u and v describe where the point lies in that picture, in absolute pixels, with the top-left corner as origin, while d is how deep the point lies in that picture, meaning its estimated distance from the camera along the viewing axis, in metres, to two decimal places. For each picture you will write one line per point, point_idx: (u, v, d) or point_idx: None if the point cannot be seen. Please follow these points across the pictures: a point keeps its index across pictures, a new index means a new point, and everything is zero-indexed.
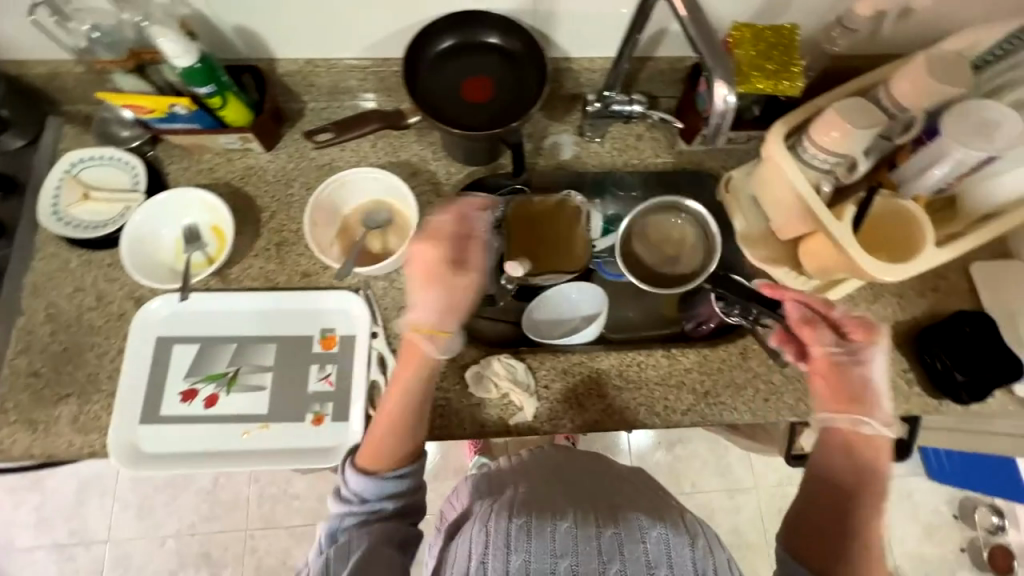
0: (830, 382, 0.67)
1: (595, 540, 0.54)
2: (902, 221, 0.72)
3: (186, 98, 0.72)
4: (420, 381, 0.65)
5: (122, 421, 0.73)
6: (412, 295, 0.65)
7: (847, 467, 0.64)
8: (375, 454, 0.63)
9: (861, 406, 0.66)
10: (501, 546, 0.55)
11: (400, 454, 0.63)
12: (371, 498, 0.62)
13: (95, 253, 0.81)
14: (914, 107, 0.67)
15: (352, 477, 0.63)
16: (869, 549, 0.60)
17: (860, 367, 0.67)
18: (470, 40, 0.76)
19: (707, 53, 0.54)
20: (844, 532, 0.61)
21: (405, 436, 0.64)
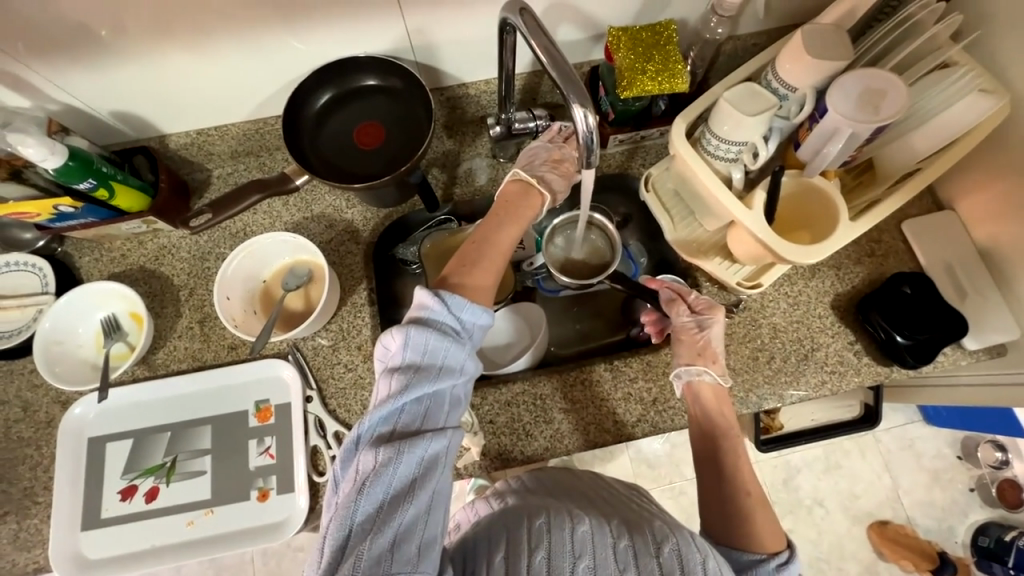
0: (687, 348, 0.73)
1: (611, 549, 0.55)
2: (813, 197, 0.71)
3: (68, 196, 0.71)
4: (520, 235, 0.69)
5: (59, 532, 0.72)
6: (549, 169, 0.75)
7: (695, 423, 0.69)
8: (466, 285, 0.62)
9: (707, 357, 0.71)
10: (523, 543, 0.55)
11: (482, 294, 0.62)
12: (447, 356, 0.55)
13: (14, 362, 0.79)
14: (801, 86, 0.66)
15: (454, 298, 0.57)
16: (750, 497, 0.61)
17: (707, 332, 0.72)
18: (348, 88, 0.75)
19: (559, 77, 0.53)
20: (725, 494, 0.62)
21: (492, 277, 0.64)
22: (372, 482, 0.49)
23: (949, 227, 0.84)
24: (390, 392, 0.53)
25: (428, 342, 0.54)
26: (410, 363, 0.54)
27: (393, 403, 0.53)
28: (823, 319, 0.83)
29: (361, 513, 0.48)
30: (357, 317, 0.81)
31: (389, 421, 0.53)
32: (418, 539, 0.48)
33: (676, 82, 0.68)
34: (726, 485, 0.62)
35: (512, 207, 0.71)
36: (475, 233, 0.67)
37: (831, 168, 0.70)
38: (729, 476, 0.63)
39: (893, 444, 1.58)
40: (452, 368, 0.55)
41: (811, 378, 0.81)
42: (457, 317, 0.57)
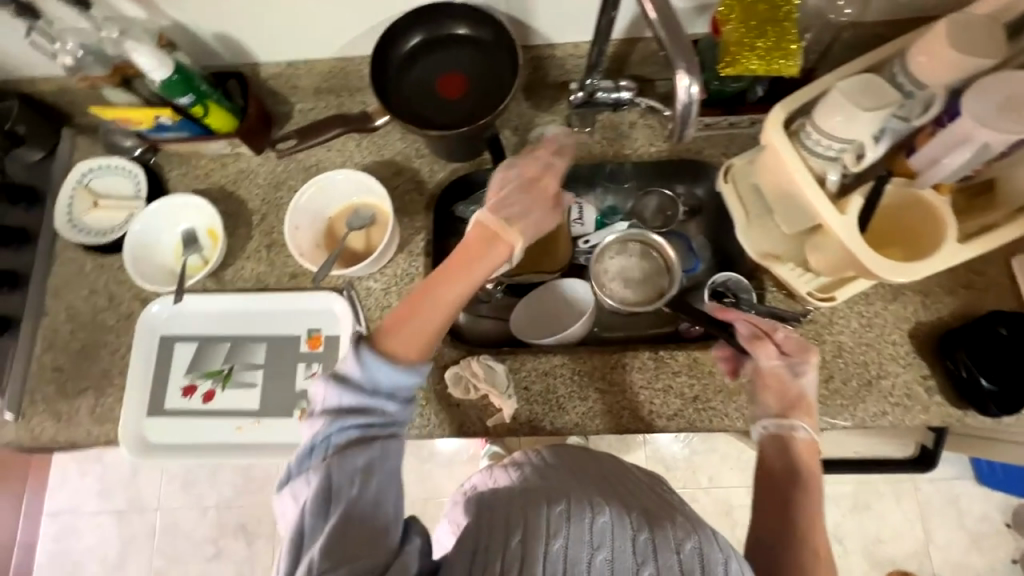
0: (774, 395, 0.67)
1: (630, 541, 0.54)
2: (920, 211, 0.65)
3: (169, 108, 0.75)
4: (466, 291, 0.62)
5: (128, 414, 0.80)
6: (520, 209, 0.67)
7: (775, 469, 0.63)
8: (399, 342, 0.58)
9: (801, 410, 0.65)
10: (542, 530, 0.55)
11: (409, 351, 0.58)
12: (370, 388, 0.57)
13: (105, 257, 0.86)
14: (934, 84, 0.59)
15: (371, 358, 0.56)
16: (817, 556, 0.57)
17: (800, 379, 0.66)
18: (438, 34, 0.74)
19: (668, 38, 0.50)
20: (792, 548, 0.57)
21: (432, 333, 0.60)
22: (315, 502, 0.51)
23: None
24: (315, 433, 0.55)
25: (349, 385, 0.56)
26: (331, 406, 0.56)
27: (319, 440, 0.54)
28: (896, 347, 0.77)
29: (312, 527, 0.51)
30: (410, 265, 0.83)
31: (317, 456, 0.54)
32: (371, 532, 0.51)
33: (788, 64, 0.62)
34: (797, 534, 0.58)
35: (468, 252, 0.63)
36: (426, 279, 0.62)
37: (947, 181, 0.63)
38: (801, 531, 0.58)
39: (934, 496, 1.48)
40: (377, 386, 0.57)
41: (869, 407, 0.75)
42: (375, 353, 0.58)
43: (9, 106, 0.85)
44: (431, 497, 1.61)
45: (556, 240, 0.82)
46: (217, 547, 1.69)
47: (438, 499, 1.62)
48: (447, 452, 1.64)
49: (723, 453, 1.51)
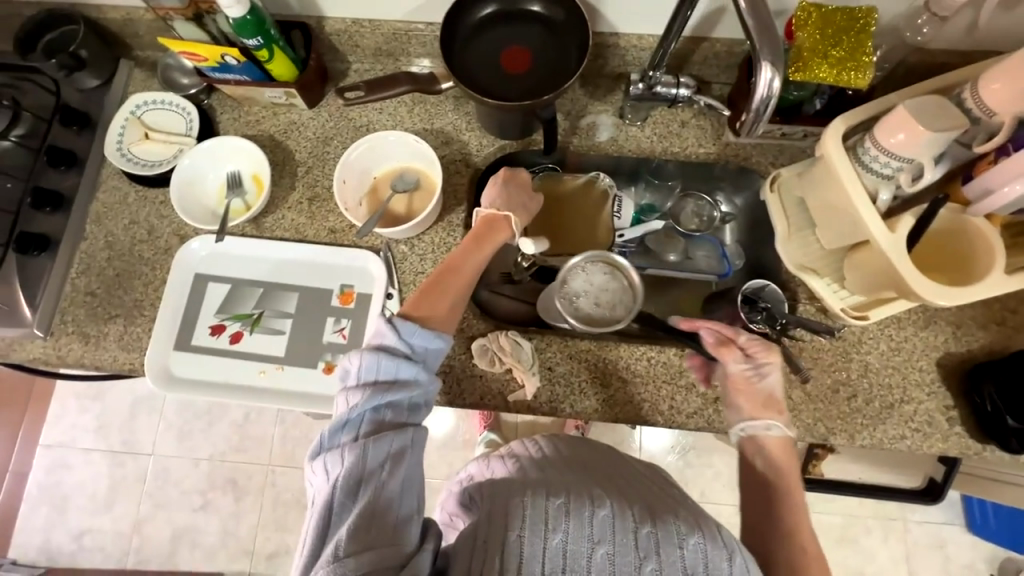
0: (746, 398, 0.68)
1: (632, 535, 0.53)
2: (968, 240, 0.64)
3: (236, 48, 0.75)
4: (483, 261, 0.71)
5: (155, 345, 0.81)
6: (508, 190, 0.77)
7: (752, 474, 0.65)
8: (423, 308, 0.64)
9: (772, 408, 0.67)
10: (541, 522, 0.54)
11: (438, 320, 0.64)
12: (398, 375, 0.58)
13: (149, 190, 0.87)
14: (1003, 113, 0.59)
15: (405, 326, 0.60)
16: (808, 555, 0.58)
17: (765, 380, 0.68)
18: (510, 8, 0.75)
19: (756, 29, 0.50)
20: (779, 550, 0.59)
21: (454, 302, 0.67)
22: (345, 481, 0.52)
23: None
24: (351, 406, 0.56)
25: (389, 362, 0.58)
26: (368, 380, 0.57)
27: (354, 415, 0.55)
28: (922, 374, 0.77)
29: (337, 506, 0.51)
30: (449, 235, 0.83)
31: (349, 431, 0.55)
32: (394, 520, 0.51)
33: (858, 77, 0.63)
34: (778, 531, 0.60)
35: (477, 236, 0.72)
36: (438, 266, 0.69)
37: (1001, 213, 0.62)
38: (782, 530, 0.60)
39: (922, 538, 1.48)
40: (407, 377, 0.58)
41: (888, 430, 0.76)
42: (407, 343, 0.60)
43: (75, 30, 0.86)
44: None
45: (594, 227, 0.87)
46: (205, 499, 1.70)
47: (429, 479, 1.62)
48: (443, 434, 1.65)
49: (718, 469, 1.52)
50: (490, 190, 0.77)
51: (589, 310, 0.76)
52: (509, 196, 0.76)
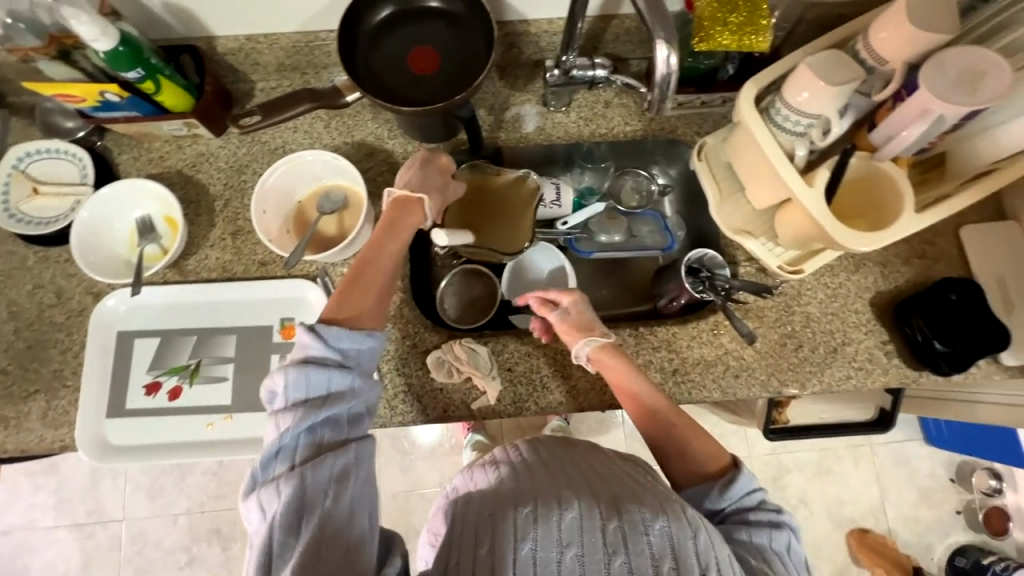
0: (569, 335, 0.71)
1: (600, 532, 0.53)
2: (880, 186, 0.67)
3: (115, 83, 0.69)
4: (403, 247, 0.67)
5: (85, 416, 0.74)
6: (419, 171, 0.73)
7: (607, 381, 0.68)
8: (346, 307, 0.61)
9: (589, 331, 0.70)
10: (509, 537, 0.53)
11: (367, 317, 0.62)
12: (329, 387, 0.56)
13: (51, 249, 0.80)
14: (894, 60, 0.61)
15: (332, 330, 0.57)
16: (679, 429, 0.63)
17: (579, 312, 0.72)
18: (408, 8, 0.71)
19: (647, 10, 0.50)
20: (654, 436, 0.63)
21: (380, 297, 0.63)
22: (283, 517, 0.49)
23: (1009, 238, 0.81)
24: (282, 431, 0.53)
25: (317, 376, 0.55)
26: (297, 399, 0.55)
27: (287, 441, 0.53)
28: (858, 315, 0.81)
29: (281, 540, 0.49)
30: None
31: (284, 460, 0.52)
32: (348, 548, 0.49)
33: (758, 40, 0.63)
34: (642, 417, 0.64)
35: (392, 220, 0.68)
36: (358, 257, 0.65)
37: (905, 155, 0.65)
38: (646, 417, 0.64)
39: (888, 458, 1.58)
40: (341, 392, 0.56)
41: (835, 373, 0.79)
42: (335, 348, 0.57)
43: None
44: (413, 488, 1.60)
45: (517, 231, 0.82)
46: (190, 554, 1.62)
47: (421, 490, 1.60)
48: (428, 443, 1.63)
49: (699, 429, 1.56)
50: (405, 174, 0.73)
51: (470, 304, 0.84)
52: (423, 179, 0.73)
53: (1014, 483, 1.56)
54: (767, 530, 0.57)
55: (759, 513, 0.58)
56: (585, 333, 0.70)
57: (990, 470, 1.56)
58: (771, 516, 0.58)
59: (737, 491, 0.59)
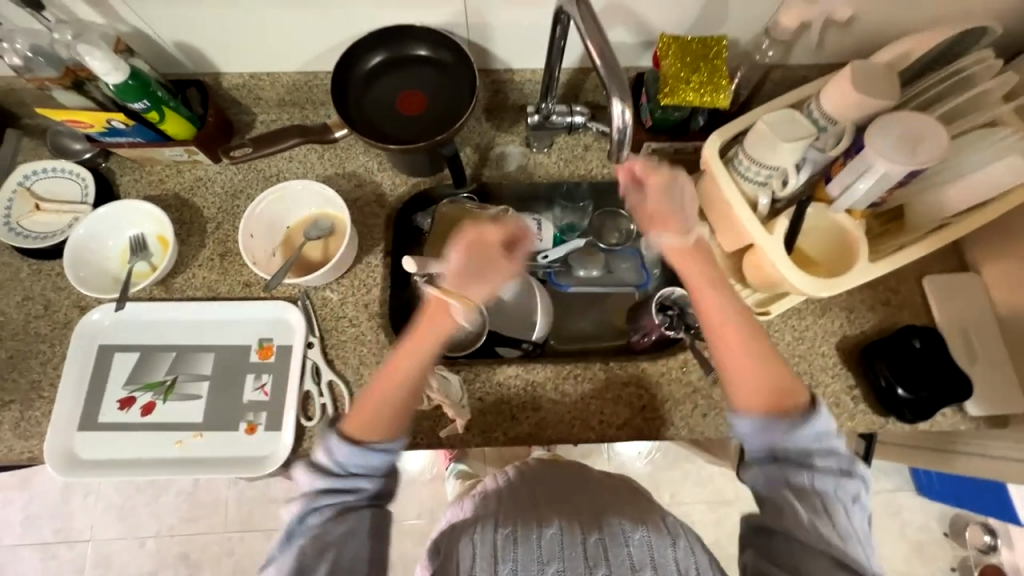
0: (653, 203, 0.69)
1: (581, 546, 0.53)
2: (837, 236, 0.71)
3: (122, 112, 0.74)
4: (429, 359, 0.64)
5: (57, 428, 0.75)
6: (473, 264, 0.68)
7: (674, 254, 0.66)
8: (364, 421, 0.59)
9: (671, 220, 0.67)
10: (489, 557, 0.53)
11: (384, 430, 0.60)
12: (330, 497, 0.57)
13: (44, 263, 0.83)
14: (843, 120, 0.66)
15: (339, 443, 0.58)
16: (760, 350, 0.59)
17: (676, 189, 0.68)
18: (399, 55, 0.77)
19: (604, 69, 0.54)
20: (732, 358, 0.59)
21: (399, 414, 0.61)
22: None
23: (970, 289, 0.84)
24: (293, 520, 0.57)
25: (320, 481, 0.58)
26: (310, 495, 0.58)
27: (295, 531, 0.56)
28: (825, 358, 0.82)
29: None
30: (369, 277, 0.83)
31: (293, 548, 0.56)
32: None
33: (717, 96, 0.69)
34: (721, 332, 0.61)
35: (422, 331, 0.65)
36: (384, 366, 0.64)
37: (858, 207, 0.69)
38: (722, 320, 0.61)
39: (879, 508, 1.54)
40: (344, 500, 0.57)
41: None
42: (342, 465, 0.58)
43: None
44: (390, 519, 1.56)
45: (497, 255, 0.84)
46: None
47: (398, 521, 1.56)
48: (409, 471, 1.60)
49: (685, 469, 1.53)
50: (456, 258, 0.68)
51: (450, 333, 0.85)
52: (475, 271, 0.68)
53: (1011, 540, 1.51)
54: (835, 473, 0.55)
55: (828, 455, 0.56)
56: (683, 221, 0.67)
57: (984, 525, 1.51)
58: (838, 458, 0.56)
59: (809, 428, 0.56)
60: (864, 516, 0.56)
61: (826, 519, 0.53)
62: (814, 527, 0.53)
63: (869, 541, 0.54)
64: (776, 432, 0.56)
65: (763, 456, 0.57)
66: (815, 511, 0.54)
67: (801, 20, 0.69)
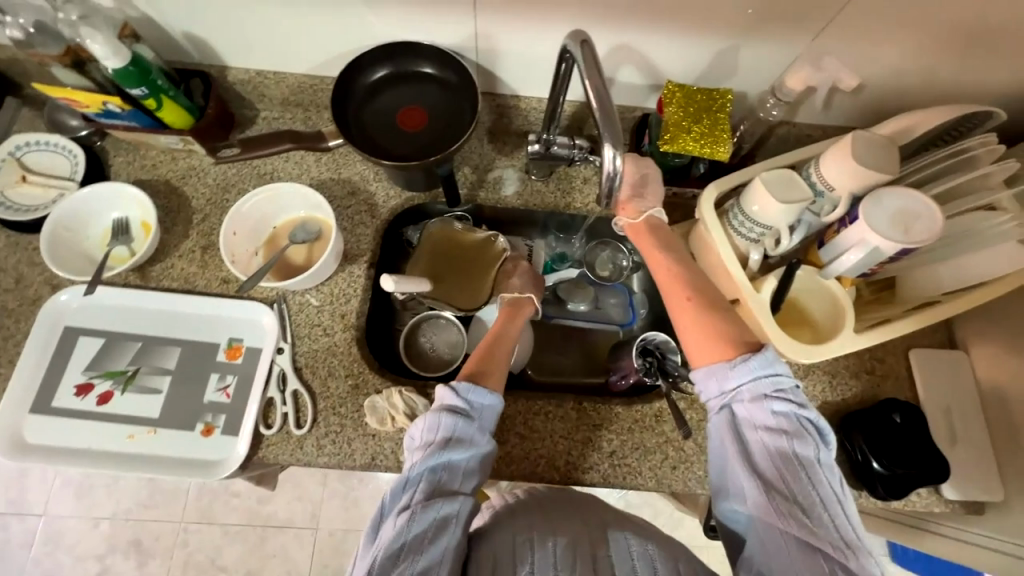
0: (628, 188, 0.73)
1: (589, 558, 0.58)
2: (825, 301, 0.70)
3: (118, 96, 0.73)
4: (518, 331, 0.75)
5: (8, 409, 0.73)
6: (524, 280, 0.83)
7: (638, 234, 0.73)
8: (475, 369, 0.65)
9: (641, 200, 0.73)
10: (508, 563, 0.57)
11: (493, 377, 0.65)
12: (449, 434, 0.59)
13: (23, 236, 0.81)
14: (840, 188, 0.65)
15: (466, 386, 0.61)
16: (716, 307, 0.64)
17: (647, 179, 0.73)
18: (406, 71, 0.77)
19: (600, 115, 0.54)
20: (691, 317, 0.64)
21: (502, 367, 0.67)
22: (384, 555, 0.53)
23: (956, 367, 0.82)
24: (411, 466, 0.58)
25: (447, 421, 0.59)
26: (430, 440, 0.59)
27: (415, 473, 0.57)
28: None
29: (401, 549, 0.53)
30: (349, 287, 0.82)
31: (409, 491, 0.56)
32: None
33: (717, 149, 0.69)
34: (681, 296, 0.66)
35: (510, 311, 0.77)
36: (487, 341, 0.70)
37: (848, 275, 0.68)
38: (682, 286, 0.67)
39: None
40: (462, 441, 0.59)
41: None
42: (466, 401, 0.61)
43: None
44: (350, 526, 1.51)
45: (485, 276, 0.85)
46: (102, 564, 1.51)
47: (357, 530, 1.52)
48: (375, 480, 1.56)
49: (657, 509, 1.49)
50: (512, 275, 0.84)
51: (427, 350, 0.83)
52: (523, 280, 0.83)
53: None
54: (793, 423, 0.57)
55: (784, 405, 0.57)
56: (641, 209, 0.74)
57: None
58: (796, 409, 0.57)
59: (761, 378, 0.58)
60: (830, 464, 0.57)
61: (782, 469, 0.55)
62: (769, 476, 0.55)
63: (836, 488, 0.55)
64: (729, 385, 0.59)
65: (719, 411, 0.60)
66: (770, 463, 0.56)
67: (806, 84, 0.69)
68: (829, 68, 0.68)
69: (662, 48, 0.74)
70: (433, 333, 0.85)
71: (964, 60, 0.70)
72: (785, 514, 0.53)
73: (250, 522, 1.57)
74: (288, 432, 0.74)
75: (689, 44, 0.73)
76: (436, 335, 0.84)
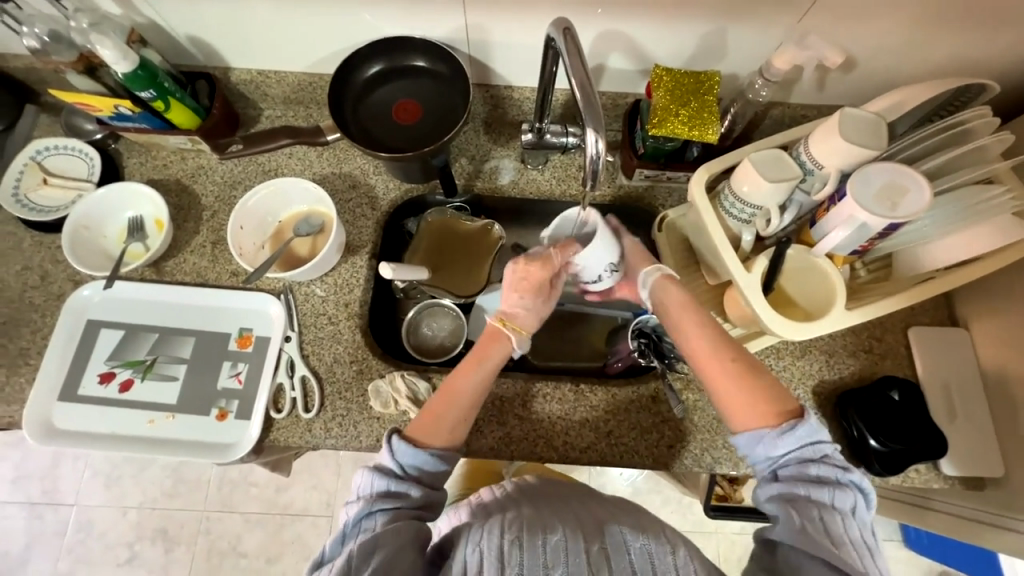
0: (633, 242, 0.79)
1: (584, 552, 0.57)
2: (820, 277, 0.70)
3: (129, 99, 0.77)
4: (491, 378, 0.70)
5: (39, 397, 0.78)
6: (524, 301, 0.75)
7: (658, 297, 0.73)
8: (428, 427, 0.64)
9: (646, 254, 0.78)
10: (495, 558, 0.57)
11: (445, 441, 0.65)
12: (373, 489, 0.61)
13: (45, 236, 0.86)
14: (829, 166, 0.65)
15: (399, 447, 0.63)
16: (747, 367, 0.64)
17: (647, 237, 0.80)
18: (400, 65, 0.79)
19: (583, 102, 0.55)
20: (719, 376, 0.64)
21: (462, 425, 0.66)
22: None
23: (956, 344, 0.82)
24: (349, 520, 0.61)
25: (377, 477, 0.61)
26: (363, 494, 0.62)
27: (349, 527, 0.60)
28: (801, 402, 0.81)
29: None
30: (353, 277, 0.85)
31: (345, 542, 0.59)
32: None
33: (705, 131, 0.71)
34: (706, 356, 0.66)
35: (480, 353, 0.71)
36: (446, 381, 0.68)
37: (839, 253, 0.69)
38: (709, 344, 0.66)
39: None
40: (390, 488, 0.61)
41: None
42: (397, 460, 0.62)
43: None
44: None
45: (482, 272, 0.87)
46: (132, 551, 1.59)
47: None
48: None
49: (666, 495, 1.50)
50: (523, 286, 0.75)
51: (427, 338, 0.86)
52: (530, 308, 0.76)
53: None
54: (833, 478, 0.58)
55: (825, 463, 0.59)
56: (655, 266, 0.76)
57: None
58: (834, 467, 0.59)
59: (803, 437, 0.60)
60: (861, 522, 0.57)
61: (816, 512, 0.56)
62: (803, 520, 0.55)
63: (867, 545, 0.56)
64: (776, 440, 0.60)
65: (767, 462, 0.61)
66: (805, 513, 0.56)
67: (793, 63, 0.69)
68: (816, 47, 0.68)
69: (649, 33, 0.75)
70: (431, 321, 0.87)
71: (955, 32, 0.70)
72: (823, 550, 0.53)
73: (268, 510, 1.63)
74: (298, 416, 0.77)
75: (676, 28, 0.74)
76: (439, 326, 0.87)
